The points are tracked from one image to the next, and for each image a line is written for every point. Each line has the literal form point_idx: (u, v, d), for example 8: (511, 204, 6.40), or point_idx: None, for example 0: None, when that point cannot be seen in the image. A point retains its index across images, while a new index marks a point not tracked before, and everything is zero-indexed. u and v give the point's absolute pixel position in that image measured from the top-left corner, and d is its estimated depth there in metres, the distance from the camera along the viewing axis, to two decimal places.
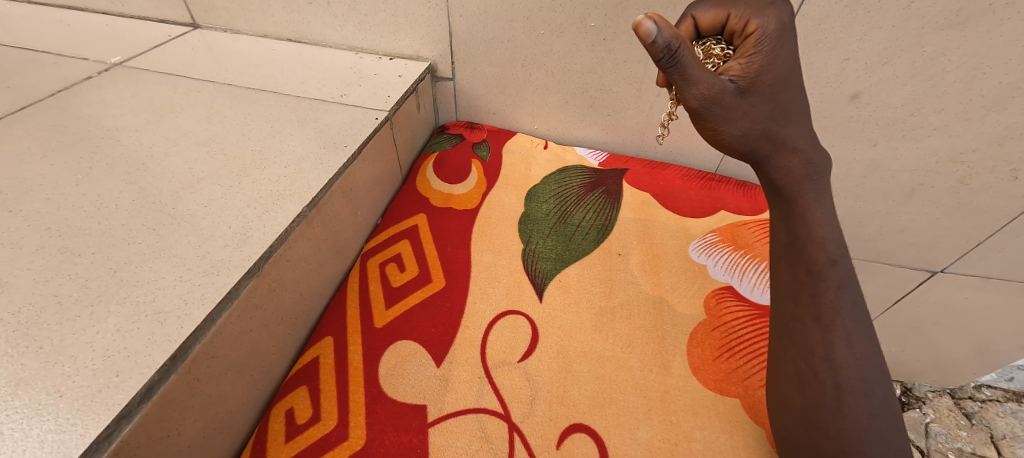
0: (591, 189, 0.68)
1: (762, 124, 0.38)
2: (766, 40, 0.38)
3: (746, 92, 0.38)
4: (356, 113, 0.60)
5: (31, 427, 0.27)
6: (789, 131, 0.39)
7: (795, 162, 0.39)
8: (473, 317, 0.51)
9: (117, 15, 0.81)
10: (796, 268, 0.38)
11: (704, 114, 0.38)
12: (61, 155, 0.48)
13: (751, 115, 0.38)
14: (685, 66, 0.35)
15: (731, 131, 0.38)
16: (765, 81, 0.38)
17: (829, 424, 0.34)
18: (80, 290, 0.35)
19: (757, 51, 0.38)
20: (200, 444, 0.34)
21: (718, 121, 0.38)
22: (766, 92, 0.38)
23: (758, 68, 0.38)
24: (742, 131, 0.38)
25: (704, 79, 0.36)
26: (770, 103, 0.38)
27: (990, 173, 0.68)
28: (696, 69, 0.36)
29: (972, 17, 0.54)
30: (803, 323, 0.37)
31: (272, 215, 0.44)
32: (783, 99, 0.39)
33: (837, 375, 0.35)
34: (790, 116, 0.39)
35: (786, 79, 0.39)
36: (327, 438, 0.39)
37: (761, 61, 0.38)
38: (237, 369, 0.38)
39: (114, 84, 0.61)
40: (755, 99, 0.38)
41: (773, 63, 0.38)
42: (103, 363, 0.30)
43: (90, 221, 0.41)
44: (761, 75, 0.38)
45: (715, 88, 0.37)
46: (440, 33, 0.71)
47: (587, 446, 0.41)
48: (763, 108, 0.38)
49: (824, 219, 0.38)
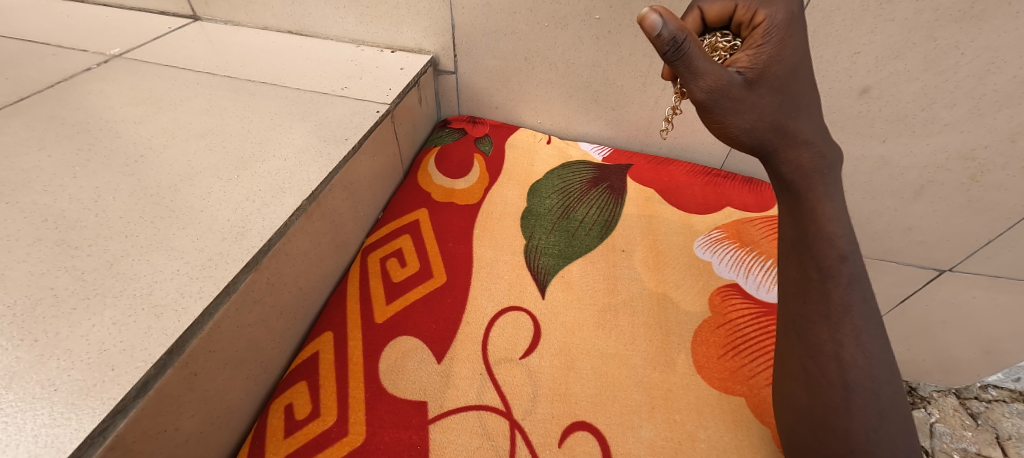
0: (593, 185, 0.67)
1: (772, 116, 0.37)
2: (775, 31, 0.38)
3: (754, 84, 0.37)
4: (356, 107, 0.59)
5: (24, 421, 0.26)
6: (799, 123, 0.38)
7: (804, 155, 0.38)
8: (474, 313, 0.50)
9: (117, 7, 0.80)
10: (805, 264, 0.37)
11: (711, 108, 0.37)
12: (59, 146, 0.48)
13: (759, 107, 0.37)
14: (692, 59, 0.34)
15: (739, 124, 0.37)
16: (774, 72, 0.37)
17: (837, 423, 0.33)
18: (76, 283, 0.34)
19: (764, 41, 0.38)
20: (197, 439, 0.34)
21: (725, 114, 0.37)
22: (775, 83, 0.37)
23: (766, 59, 0.37)
24: (750, 124, 0.37)
25: (711, 72, 0.35)
26: (780, 94, 0.37)
27: (1002, 170, 0.66)
28: (702, 61, 0.35)
29: (987, 9, 0.53)
30: (811, 320, 0.36)
31: (271, 209, 0.43)
32: (793, 90, 0.37)
33: (846, 373, 0.34)
34: (800, 108, 0.38)
35: (796, 69, 0.38)
36: (327, 434, 0.39)
37: (770, 52, 0.37)
38: (235, 363, 0.37)
39: (113, 76, 0.61)
40: (764, 91, 0.37)
41: (782, 54, 0.37)
42: (99, 357, 0.30)
43: (88, 213, 0.40)
44: (770, 66, 0.37)
45: (722, 81, 0.36)
46: (442, 26, 0.70)
47: (589, 444, 0.40)
48: (772, 99, 0.37)
49: (835, 214, 0.37)
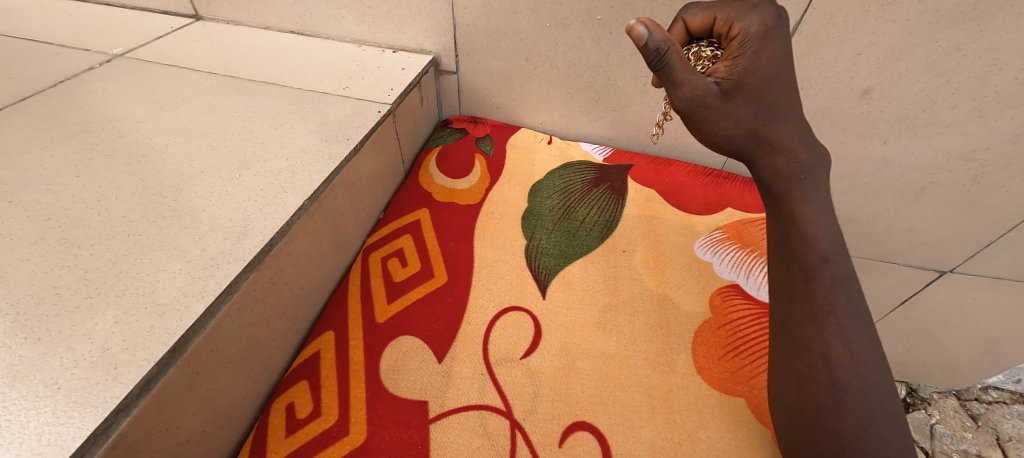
0: (594, 185, 0.68)
1: (747, 125, 0.37)
2: (750, 43, 0.37)
3: (729, 95, 0.37)
4: (357, 106, 0.59)
5: (27, 419, 0.26)
6: (776, 130, 0.37)
7: (779, 162, 0.38)
8: (475, 313, 0.50)
9: (120, 6, 0.80)
10: (789, 265, 0.37)
11: (690, 116, 0.37)
12: (61, 145, 0.48)
13: (735, 116, 0.37)
14: (672, 69, 0.35)
15: (715, 131, 0.38)
16: (750, 83, 0.37)
17: (826, 422, 0.33)
18: (79, 281, 0.35)
19: (740, 53, 0.37)
20: (199, 438, 0.34)
21: (702, 122, 0.37)
22: (751, 93, 0.37)
23: (741, 70, 0.37)
24: (727, 132, 0.38)
25: (690, 82, 0.35)
26: (756, 104, 0.37)
27: (1003, 172, 0.66)
28: (682, 71, 0.35)
29: (989, 11, 0.52)
30: (799, 320, 0.36)
31: (272, 208, 0.43)
32: (770, 99, 0.37)
33: (834, 372, 0.34)
34: (776, 115, 0.37)
35: (773, 80, 0.37)
36: (328, 433, 0.39)
37: (745, 64, 0.37)
38: (237, 362, 0.37)
39: (115, 75, 0.61)
40: (739, 101, 0.37)
41: (758, 65, 0.37)
42: (102, 355, 0.30)
43: (91, 212, 0.40)
44: (746, 77, 0.37)
45: (701, 90, 0.36)
46: (443, 26, 0.70)
47: (590, 444, 0.40)
48: (748, 109, 0.37)
49: (815, 217, 0.36)
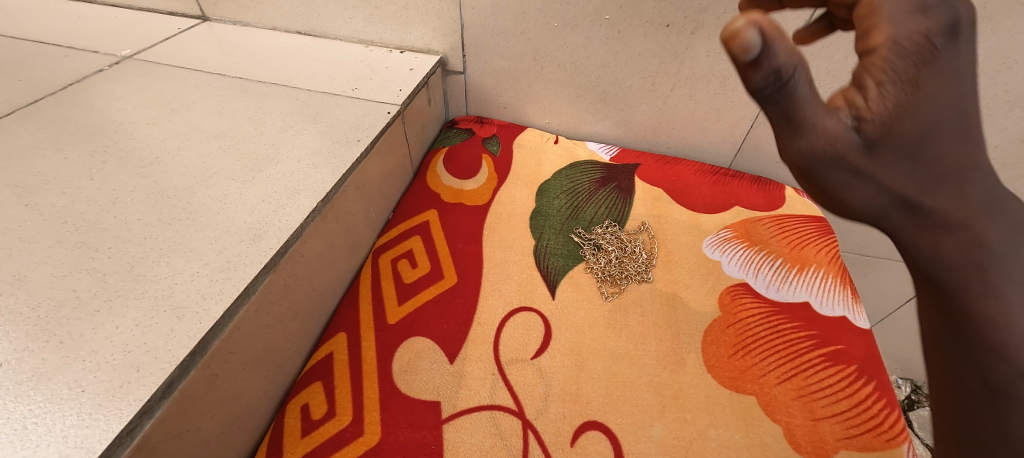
0: (602, 185, 0.68)
1: (899, 193, 0.25)
2: (904, 63, 0.23)
3: (875, 148, 0.24)
4: (367, 108, 0.59)
5: (53, 422, 0.27)
6: (946, 195, 0.24)
7: (939, 243, 0.25)
8: (485, 314, 0.50)
9: (126, 7, 0.81)
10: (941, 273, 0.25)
11: (812, 175, 0.26)
12: (74, 148, 0.48)
13: (886, 181, 0.25)
14: (800, 106, 0.24)
15: (847, 201, 0.26)
16: (906, 129, 0.24)
17: None
18: (98, 284, 0.35)
19: (888, 82, 0.23)
20: (217, 439, 0.35)
21: (836, 188, 0.26)
22: (907, 147, 0.24)
23: (894, 109, 0.23)
24: (862, 202, 0.26)
25: (821, 127, 0.24)
26: (912, 163, 0.24)
27: (1011, 170, 0.66)
28: (812, 113, 0.24)
29: (1000, 10, 0.52)
30: None
31: (286, 210, 0.43)
32: (932, 154, 0.24)
33: (1006, 429, 0.23)
34: (946, 175, 0.24)
35: (940, 125, 0.23)
36: (343, 434, 0.40)
37: (898, 96, 0.23)
38: (253, 364, 0.38)
39: (125, 77, 0.61)
40: (888, 158, 0.24)
41: (919, 103, 0.23)
42: (124, 358, 0.30)
43: (106, 215, 0.41)
44: (901, 119, 0.23)
45: (834, 134, 0.24)
46: (451, 26, 0.70)
47: (601, 444, 0.40)
48: (899, 171, 0.24)
49: None
